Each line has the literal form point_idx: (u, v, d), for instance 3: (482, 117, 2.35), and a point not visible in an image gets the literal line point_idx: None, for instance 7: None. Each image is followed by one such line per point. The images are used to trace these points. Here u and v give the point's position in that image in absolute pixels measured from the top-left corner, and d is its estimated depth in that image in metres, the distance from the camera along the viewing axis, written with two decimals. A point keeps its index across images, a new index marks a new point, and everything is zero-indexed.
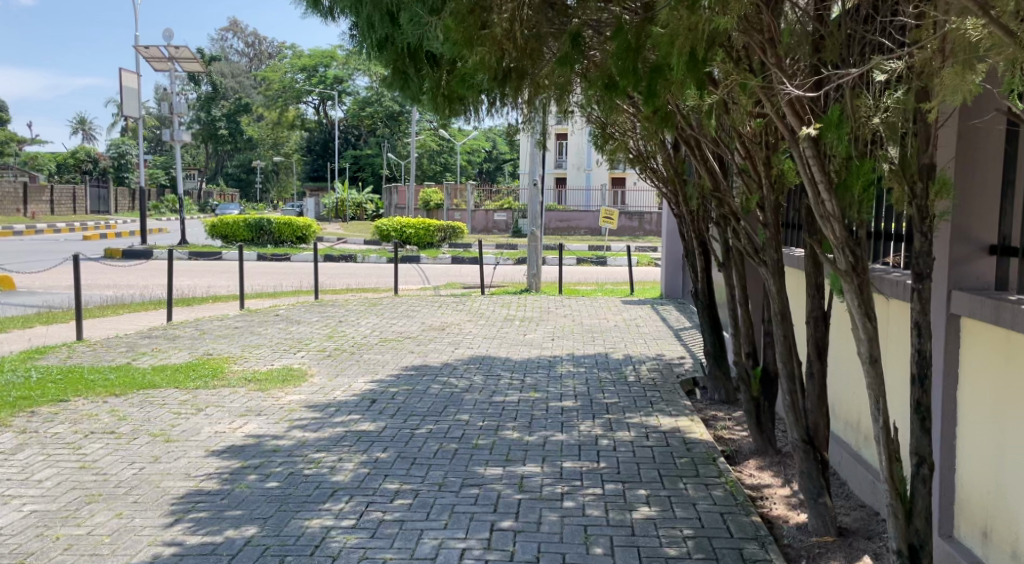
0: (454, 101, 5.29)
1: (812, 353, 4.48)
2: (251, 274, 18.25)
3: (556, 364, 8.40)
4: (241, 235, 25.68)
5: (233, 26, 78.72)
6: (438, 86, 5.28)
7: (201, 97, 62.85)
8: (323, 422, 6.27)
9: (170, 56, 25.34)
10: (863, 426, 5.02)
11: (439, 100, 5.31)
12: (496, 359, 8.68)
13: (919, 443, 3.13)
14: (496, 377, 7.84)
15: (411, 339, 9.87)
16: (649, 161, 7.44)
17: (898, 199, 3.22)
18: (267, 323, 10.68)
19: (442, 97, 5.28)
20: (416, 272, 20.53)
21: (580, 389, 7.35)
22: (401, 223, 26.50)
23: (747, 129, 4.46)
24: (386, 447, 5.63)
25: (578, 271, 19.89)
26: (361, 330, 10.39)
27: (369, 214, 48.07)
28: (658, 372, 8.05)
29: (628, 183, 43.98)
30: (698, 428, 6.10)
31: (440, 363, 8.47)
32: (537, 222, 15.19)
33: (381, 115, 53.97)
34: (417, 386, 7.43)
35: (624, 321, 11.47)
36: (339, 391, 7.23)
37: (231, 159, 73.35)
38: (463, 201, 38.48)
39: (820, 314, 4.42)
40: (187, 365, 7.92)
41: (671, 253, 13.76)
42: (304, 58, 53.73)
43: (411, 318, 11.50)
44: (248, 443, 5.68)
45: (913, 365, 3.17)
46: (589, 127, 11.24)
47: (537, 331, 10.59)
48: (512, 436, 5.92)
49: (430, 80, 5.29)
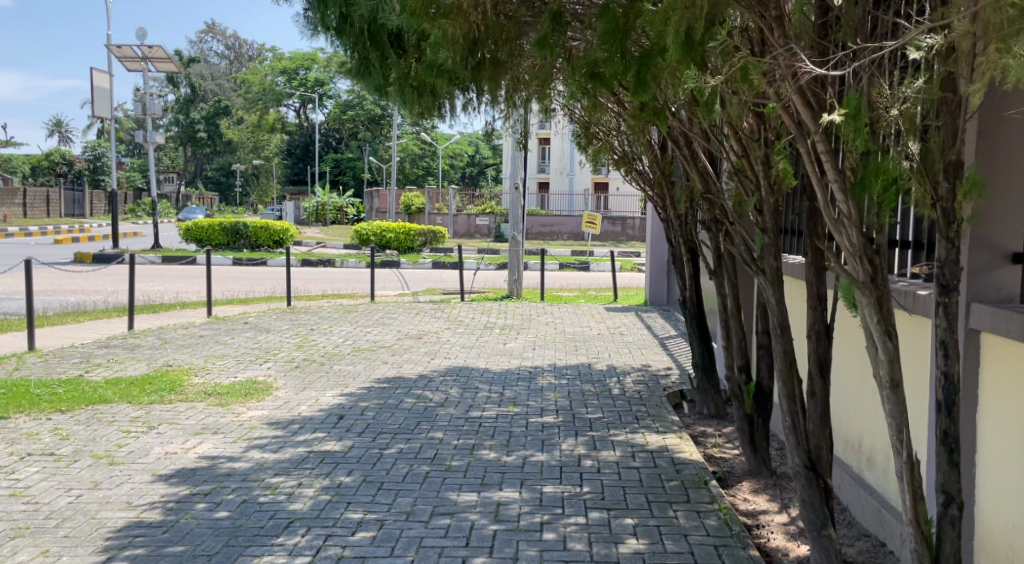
0: (425, 92, 4.98)
1: (812, 370, 4.06)
2: (223, 279, 17.71)
3: (537, 376, 7.98)
4: (216, 239, 25.10)
5: (212, 28, 77.75)
6: (403, 74, 4.94)
7: (179, 100, 62.03)
8: (284, 441, 5.81)
9: (144, 56, 24.72)
10: (865, 448, 4.65)
11: (409, 94, 5.01)
12: (474, 370, 8.24)
13: (946, 479, 2.76)
14: (473, 390, 7.40)
15: (385, 349, 9.41)
16: (635, 164, 7.07)
17: (919, 202, 2.84)
18: (233, 331, 10.20)
19: (412, 86, 4.96)
20: (395, 277, 20.03)
21: (562, 403, 6.94)
22: (382, 228, 26.00)
23: (744, 124, 4.10)
24: (350, 470, 5.17)
25: (560, 277, 19.47)
26: (333, 339, 9.92)
27: (350, 219, 47.52)
28: (644, 384, 7.64)
29: (611, 189, 43.70)
30: (687, 447, 5.71)
31: (415, 374, 8.02)
32: (519, 227, 14.80)
33: (363, 118, 53.37)
34: (389, 401, 6.98)
35: (608, 329, 11.08)
36: (304, 406, 6.78)
37: (210, 162, 72.43)
38: (445, 205, 38.01)
39: (822, 327, 4.03)
40: (143, 377, 7.43)
41: (656, 259, 13.38)
42: (285, 60, 53.07)
43: (387, 326, 11.05)
44: (200, 467, 5.21)
45: (938, 390, 2.78)
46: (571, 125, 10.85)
47: (518, 340, 10.16)
48: (489, 457, 5.50)
49: (395, 69, 4.91)
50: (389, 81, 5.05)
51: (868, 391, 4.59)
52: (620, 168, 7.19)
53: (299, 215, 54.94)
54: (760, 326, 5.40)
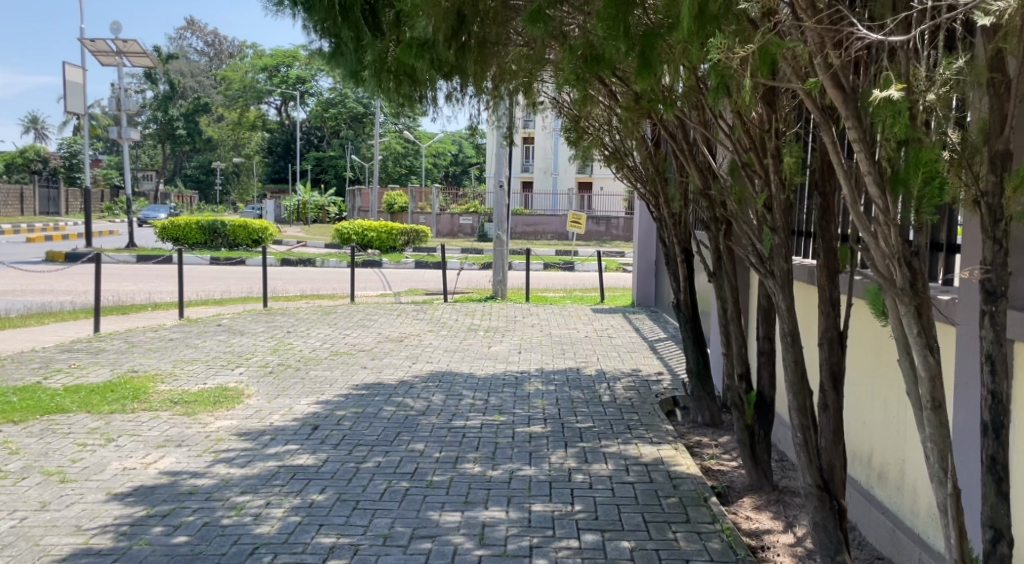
0: (403, 78, 4.68)
1: (826, 382, 3.73)
2: (199, 279, 17.23)
3: (523, 382, 7.62)
4: (193, 238, 24.53)
5: (192, 24, 76.76)
6: (376, 59, 4.53)
7: (158, 97, 61.14)
8: (253, 454, 5.42)
9: (119, 50, 24.13)
10: (875, 463, 4.35)
11: (384, 80, 4.66)
12: (457, 376, 7.86)
13: (993, 514, 2.47)
14: (457, 398, 7.03)
15: (364, 353, 9.01)
16: (627, 159, 6.70)
17: (963, 199, 2.48)
18: (205, 334, 9.77)
19: (385, 74, 4.61)
20: (377, 277, 19.63)
21: (550, 411, 6.59)
22: (363, 227, 25.57)
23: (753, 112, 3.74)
24: (324, 488, 4.79)
25: (545, 277, 19.14)
26: (310, 342, 9.52)
27: (331, 218, 47.00)
28: (635, 390, 7.30)
29: (595, 189, 43.42)
30: (683, 459, 5.37)
31: (395, 381, 7.63)
32: (503, 226, 14.44)
33: (345, 118, 52.60)
34: (368, 409, 6.61)
35: (595, 331, 10.75)
36: (276, 415, 6.39)
37: (189, 160, 71.51)
38: (428, 204, 37.57)
39: (835, 335, 3.71)
40: (105, 385, 7.02)
41: (643, 259, 13.05)
42: (265, 57, 52.51)
43: (367, 328, 10.67)
44: (160, 484, 4.82)
45: (983, 410, 2.46)
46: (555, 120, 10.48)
47: (503, 343, 9.80)
48: (473, 471, 5.14)
49: (370, 53, 4.50)
50: (363, 65, 4.68)
51: (880, 403, 4.27)
52: (611, 164, 6.83)
53: (280, 214, 54.30)
54: (762, 331, 5.07)
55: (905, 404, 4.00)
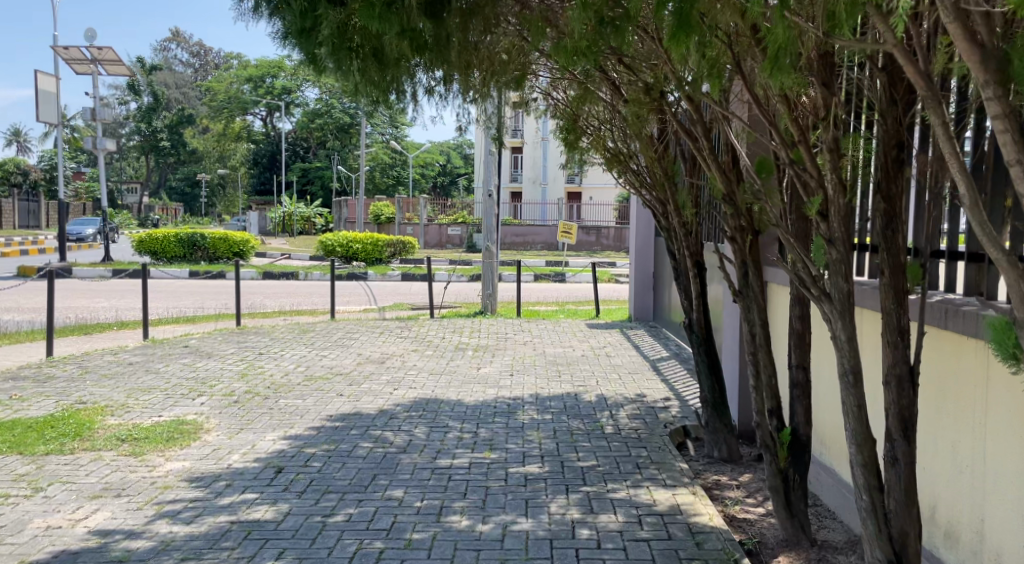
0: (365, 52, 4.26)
1: (893, 429, 3.03)
2: (173, 294, 16.40)
3: (517, 411, 6.86)
4: (171, 252, 23.61)
5: (177, 36, 75.85)
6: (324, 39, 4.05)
7: (142, 108, 60.14)
8: (203, 507, 4.64)
9: (94, 57, 23.32)
10: (940, 516, 3.65)
11: (352, 59, 4.22)
12: (443, 404, 7.09)
13: None
14: (442, 431, 6.27)
15: (342, 377, 8.21)
16: (630, 161, 5.95)
17: None
18: (169, 357, 8.99)
19: (341, 53, 4.13)
20: (361, 290, 18.85)
21: (547, 446, 5.84)
22: (349, 238, 24.83)
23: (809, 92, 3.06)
24: (281, 552, 4.01)
25: (537, 289, 18.44)
26: (284, 365, 8.75)
27: (319, 229, 46.18)
28: (641, 420, 6.55)
29: (584, 199, 42.85)
30: (705, 508, 4.62)
31: (375, 410, 6.84)
32: (494, 237, 13.71)
33: (332, 127, 51.70)
34: (341, 445, 5.84)
35: (592, 349, 10.03)
36: (236, 455, 5.61)
37: (174, 172, 70.44)
38: (415, 215, 36.74)
39: (905, 371, 3.02)
40: (45, 419, 6.22)
41: (641, 271, 12.32)
42: (251, 68, 51.88)
43: (347, 348, 9.90)
44: (86, 549, 4.03)
45: None
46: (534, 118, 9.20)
47: (493, 364, 9.05)
48: (459, 525, 4.38)
49: (327, 25, 3.96)
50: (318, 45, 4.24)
51: (947, 450, 3.57)
52: (612, 168, 6.10)
53: (266, 226, 53.38)
54: (794, 358, 4.36)
55: (982, 456, 3.30)
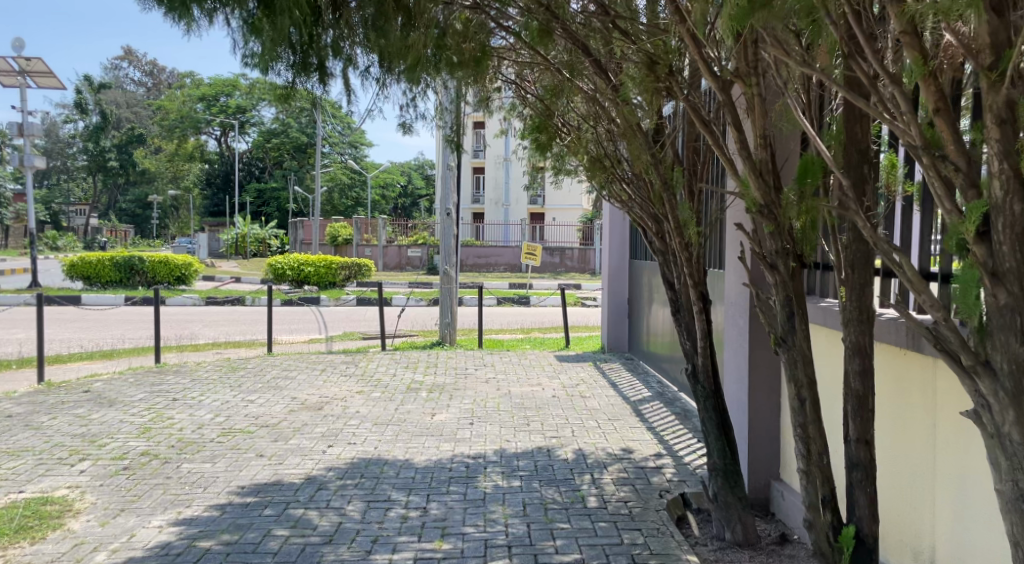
0: None
1: None
2: (95, 323, 14.72)
3: (477, 476, 5.57)
4: (106, 277, 21.84)
5: (129, 54, 73.77)
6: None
7: (89, 127, 57.69)
8: None
9: (21, 69, 21.67)
10: None
11: None
12: (386, 467, 5.78)
13: None
14: (383, 508, 4.95)
15: (267, 431, 6.83)
16: (616, 167, 4.77)
17: None
18: (62, 405, 7.51)
19: None
20: (311, 317, 17.38)
21: (516, 530, 4.56)
22: (300, 261, 23.28)
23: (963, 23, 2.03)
24: None
25: (499, 315, 17.17)
26: (199, 414, 7.34)
27: (273, 251, 44.20)
28: (630, 487, 5.31)
29: (547, 219, 41.83)
30: None
31: (300, 478, 5.49)
32: (452, 259, 12.47)
33: (288, 146, 49.97)
34: (247, 534, 4.49)
35: (563, 387, 8.80)
36: (104, 553, 4.23)
37: (123, 194, 67.76)
38: (373, 236, 35.22)
39: None
40: None
41: (615, 299, 11.16)
42: (203, 86, 49.80)
43: (279, 390, 8.53)
44: None
45: None
46: (486, 129, 8.39)
47: (449, 409, 7.74)
48: None
49: None
50: None
51: None
52: (594, 177, 4.88)
53: (218, 249, 51.39)
54: (852, 431, 3.12)
55: None
